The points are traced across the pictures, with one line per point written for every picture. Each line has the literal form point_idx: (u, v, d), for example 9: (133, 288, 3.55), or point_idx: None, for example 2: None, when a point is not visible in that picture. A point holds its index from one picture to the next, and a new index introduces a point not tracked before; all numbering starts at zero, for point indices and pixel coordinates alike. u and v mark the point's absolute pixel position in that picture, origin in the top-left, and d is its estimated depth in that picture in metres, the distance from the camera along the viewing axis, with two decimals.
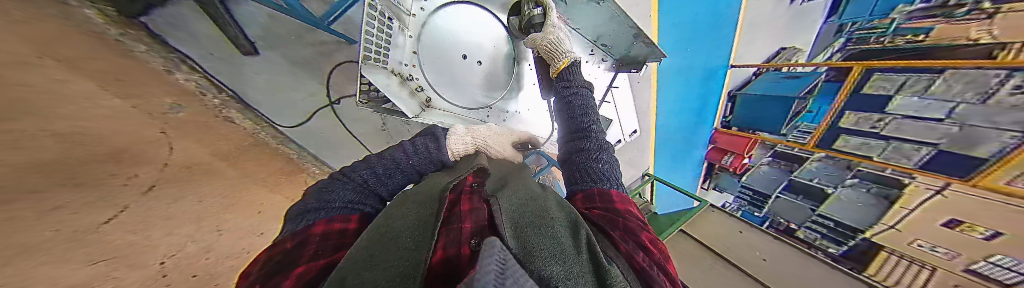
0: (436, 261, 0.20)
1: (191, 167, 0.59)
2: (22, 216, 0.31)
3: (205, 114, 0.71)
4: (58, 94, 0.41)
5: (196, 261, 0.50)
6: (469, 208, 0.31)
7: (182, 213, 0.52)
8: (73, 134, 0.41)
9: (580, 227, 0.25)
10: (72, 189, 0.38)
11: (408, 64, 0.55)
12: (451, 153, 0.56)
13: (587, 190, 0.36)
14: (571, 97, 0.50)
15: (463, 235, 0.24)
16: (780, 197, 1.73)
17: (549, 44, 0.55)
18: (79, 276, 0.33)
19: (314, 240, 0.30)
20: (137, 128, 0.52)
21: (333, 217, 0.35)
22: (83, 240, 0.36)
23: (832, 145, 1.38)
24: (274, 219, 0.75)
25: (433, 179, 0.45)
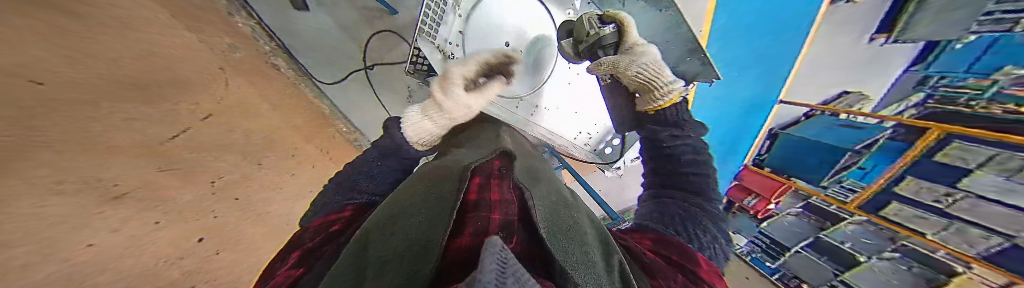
0: (457, 245, 0.20)
1: (241, 104, 0.65)
2: (46, 125, 0.33)
3: (257, 58, 0.76)
4: (126, 21, 0.48)
5: (239, 187, 0.57)
6: (499, 197, 0.29)
7: (229, 144, 0.58)
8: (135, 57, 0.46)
9: (612, 253, 0.23)
10: (126, 104, 0.42)
11: (453, 42, 0.57)
12: (412, 141, 0.54)
13: (652, 233, 0.33)
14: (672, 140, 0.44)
15: (490, 225, 0.23)
16: None
17: (644, 75, 0.48)
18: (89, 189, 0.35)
19: (309, 228, 0.34)
20: (197, 61, 0.58)
21: (336, 209, 0.39)
22: (121, 152, 0.40)
23: None
24: (307, 165, 0.82)
25: (463, 155, 0.44)
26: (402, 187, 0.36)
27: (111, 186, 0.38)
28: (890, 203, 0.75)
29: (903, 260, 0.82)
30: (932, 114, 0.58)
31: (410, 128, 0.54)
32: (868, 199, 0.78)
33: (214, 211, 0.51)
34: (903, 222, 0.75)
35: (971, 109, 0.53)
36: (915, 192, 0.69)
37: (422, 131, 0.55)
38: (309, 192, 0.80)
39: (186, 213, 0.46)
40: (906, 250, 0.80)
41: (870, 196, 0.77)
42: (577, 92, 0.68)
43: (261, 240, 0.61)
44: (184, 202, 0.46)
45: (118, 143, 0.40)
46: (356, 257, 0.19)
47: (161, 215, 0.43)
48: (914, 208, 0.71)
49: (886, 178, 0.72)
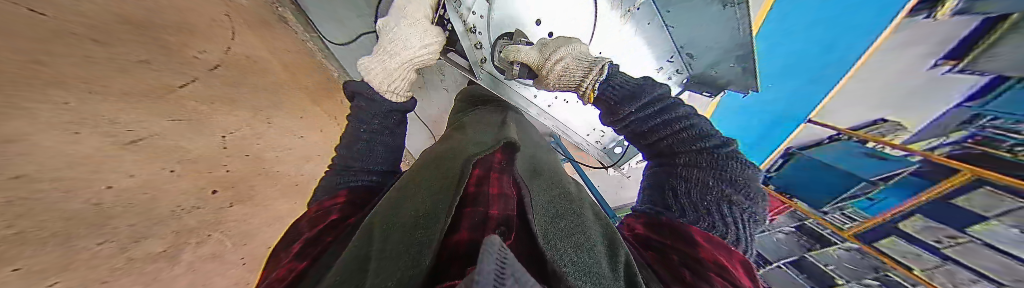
0: (455, 241, 0.18)
1: (249, 57, 0.62)
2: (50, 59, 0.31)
3: (263, 10, 0.71)
4: None
5: (249, 144, 0.56)
6: (498, 190, 0.26)
7: (240, 98, 0.56)
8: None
9: (620, 253, 0.21)
10: (131, 44, 0.40)
11: (477, 13, 0.49)
12: (378, 90, 0.50)
13: (647, 221, 0.32)
14: (650, 129, 0.36)
15: (489, 220, 0.21)
16: None
17: (558, 78, 0.45)
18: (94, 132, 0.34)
19: (305, 219, 0.34)
20: (201, 6, 0.54)
21: (332, 194, 0.39)
22: (137, 97, 0.39)
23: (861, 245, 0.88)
24: (317, 128, 0.80)
25: (466, 138, 0.42)
26: (403, 180, 0.34)
27: (123, 131, 0.37)
28: (889, 237, 0.75)
29: None
30: (965, 154, 0.53)
31: (373, 73, 0.51)
32: (867, 229, 0.78)
33: (225, 165, 0.51)
34: (898, 259, 0.77)
35: (1010, 154, 0.48)
36: (919, 231, 0.69)
37: (387, 80, 0.52)
38: (317, 155, 0.79)
39: (198, 164, 0.47)
40: (887, 280, 0.83)
41: (872, 227, 0.77)
42: None
43: (273, 196, 0.63)
44: (197, 155, 0.46)
45: (121, 86, 0.38)
46: (358, 257, 0.18)
47: (173, 164, 0.43)
48: (915, 246, 0.72)
49: (893, 212, 0.71)
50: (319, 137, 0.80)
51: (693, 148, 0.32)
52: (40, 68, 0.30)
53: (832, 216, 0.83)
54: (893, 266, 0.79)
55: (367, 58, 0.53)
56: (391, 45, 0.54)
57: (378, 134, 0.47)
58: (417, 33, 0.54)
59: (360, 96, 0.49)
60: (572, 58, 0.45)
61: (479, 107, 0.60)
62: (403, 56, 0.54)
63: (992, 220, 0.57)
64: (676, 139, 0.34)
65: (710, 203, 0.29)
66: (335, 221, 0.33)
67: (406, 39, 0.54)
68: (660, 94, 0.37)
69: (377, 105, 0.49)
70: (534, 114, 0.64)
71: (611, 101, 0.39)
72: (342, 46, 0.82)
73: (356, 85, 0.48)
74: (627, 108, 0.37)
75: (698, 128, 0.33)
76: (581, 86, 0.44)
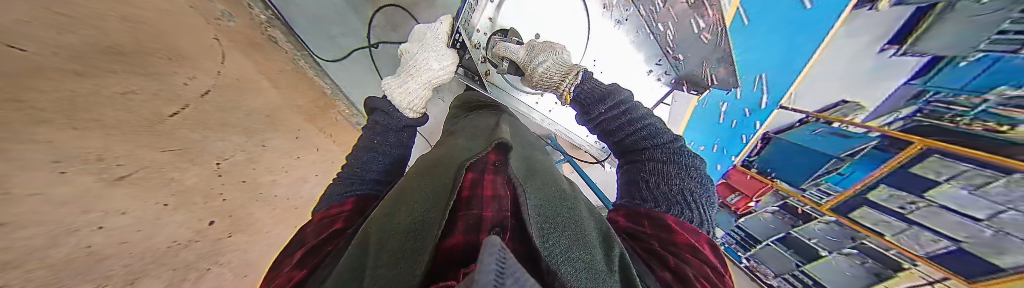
0: (450, 245, 0.18)
1: (240, 80, 0.60)
2: (30, 98, 0.30)
3: (254, 29, 0.70)
4: None
5: (245, 170, 0.55)
6: (492, 192, 0.26)
7: (231, 123, 0.54)
8: (120, 25, 0.42)
9: (614, 248, 0.23)
10: (119, 75, 0.39)
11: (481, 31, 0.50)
12: (398, 107, 0.53)
13: (634, 212, 0.32)
14: (615, 129, 0.41)
15: (482, 222, 0.21)
16: (768, 245, 1.32)
17: (540, 80, 0.50)
18: (83, 171, 0.32)
19: (313, 224, 0.33)
20: (190, 30, 0.53)
21: (339, 201, 0.39)
22: (129, 130, 0.38)
23: (848, 214, 0.95)
24: (311, 147, 0.78)
25: (461, 142, 0.42)
26: (398, 189, 0.33)
27: (113, 166, 0.35)
28: (861, 207, 0.90)
29: (858, 255, 1.03)
30: (915, 127, 0.64)
31: (394, 90, 0.53)
32: (840, 203, 0.94)
33: (221, 194, 0.49)
34: (869, 227, 0.92)
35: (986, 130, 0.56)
36: (884, 199, 0.84)
37: (405, 97, 0.54)
38: (316, 175, 0.78)
39: (193, 195, 0.45)
40: (863, 247, 0.99)
41: (844, 200, 0.93)
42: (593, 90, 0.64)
43: (269, 222, 0.60)
44: (191, 185, 0.44)
45: (110, 120, 0.36)
46: (354, 269, 0.18)
47: (167, 197, 0.41)
48: (882, 214, 0.87)
49: (862, 184, 0.85)
50: (313, 157, 0.79)
51: (649, 143, 0.38)
52: (23, 106, 0.29)
53: (812, 192, 0.99)
54: (870, 235, 0.93)
55: (390, 76, 0.56)
56: (411, 66, 0.56)
57: (388, 146, 0.49)
58: (435, 57, 0.56)
59: (379, 112, 0.51)
60: (551, 64, 0.49)
61: (474, 112, 0.58)
62: (420, 76, 0.55)
63: (944, 183, 0.71)
64: (637, 136, 0.39)
65: (672, 191, 0.32)
66: (338, 230, 0.32)
67: (427, 61, 0.56)
68: (628, 98, 0.43)
69: (395, 121, 0.51)
70: (537, 120, 0.65)
71: (581, 104, 0.45)
72: (334, 62, 0.83)
73: (375, 102, 0.51)
74: (598, 108, 0.43)
75: (654, 125, 0.39)
76: (560, 89, 0.49)
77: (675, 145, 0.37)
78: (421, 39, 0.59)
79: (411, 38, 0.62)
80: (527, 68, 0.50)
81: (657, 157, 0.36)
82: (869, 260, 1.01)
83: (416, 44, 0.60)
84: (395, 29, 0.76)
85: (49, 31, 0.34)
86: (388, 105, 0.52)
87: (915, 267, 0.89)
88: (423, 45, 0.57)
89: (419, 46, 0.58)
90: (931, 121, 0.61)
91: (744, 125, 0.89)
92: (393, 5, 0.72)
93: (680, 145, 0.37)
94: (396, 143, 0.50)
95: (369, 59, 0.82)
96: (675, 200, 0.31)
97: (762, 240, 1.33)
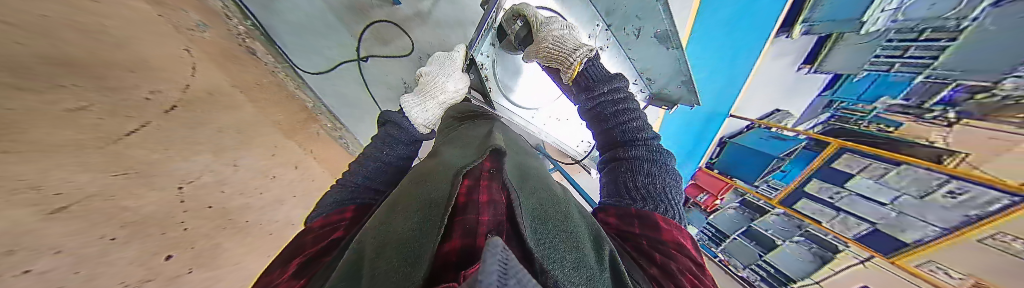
0: (447, 251, 0.18)
1: (211, 94, 0.56)
2: None
3: (228, 40, 0.67)
4: None
5: (213, 193, 0.50)
6: (487, 197, 0.26)
7: (200, 140, 0.50)
8: (93, 34, 0.39)
9: (606, 245, 0.23)
10: (85, 89, 0.35)
11: (484, 54, 0.58)
12: (413, 122, 0.55)
13: (623, 209, 0.34)
14: (613, 111, 0.44)
15: (479, 227, 0.21)
16: (735, 239, 1.54)
17: (551, 47, 0.51)
18: (19, 201, 0.27)
19: (312, 232, 0.32)
20: (160, 39, 0.49)
21: (336, 209, 0.37)
22: (86, 151, 0.34)
23: (793, 205, 1.21)
24: (287, 165, 0.73)
25: (455, 151, 0.42)
26: (394, 198, 0.32)
27: (51, 196, 0.30)
28: (801, 201, 1.19)
29: (804, 242, 1.31)
30: (833, 129, 0.99)
31: (412, 109, 0.56)
32: (787, 195, 1.20)
33: (183, 222, 0.44)
34: (810, 215, 1.20)
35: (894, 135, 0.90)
36: (816, 190, 1.12)
37: (422, 115, 0.58)
38: (292, 197, 0.74)
39: (147, 225, 0.39)
40: (809, 234, 1.27)
41: (789, 193, 1.19)
42: (565, 104, 0.70)
43: (238, 253, 0.54)
44: (147, 215, 0.39)
45: (60, 141, 0.31)
46: (346, 276, 0.17)
47: (116, 229, 0.35)
48: (817, 204, 1.15)
49: (801, 179, 1.12)
50: (290, 174, 0.74)
51: (633, 136, 0.41)
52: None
53: (765, 188, 1.23)
54: (812, 223, 1.20)
55: (408, 96, 0.58)
56: (428, 87, 0.60)
57: (393, 158, 0.48)
58: (454, 80, 0.61)
59: (393, 124, 0.52)
60: (565, 31, 0.53)
61: (467, 122, 0.56)
62: (437, 96, 0.60)
63: (857, 175, 0.99)
64: (626, 127, 0.42)
65: (655, 188, 0.35)
66: (336, 239, 0.31)
67: (442, 83, 0.60)
68: (615, 87, 0.46)
69: (406, 135, 0.52)
70: (534, 132, 0.68)
71: (585, 80, 0.49)
72: (318, 75, 0.84)
73: (389, 115, 0.52)
74: (601, 88, 0.46)
75: (637, 121, 0.42)
76: (567, 61, 0.50)
77: (651, 142, 0.40)
78: (439, 62, 0.63)
79: (429, 63, 0.64)
80: (537, 35, 0.53)
81: (640, 155, 0.38)
82: (812, 244, 1.29)
83: (434, 67, 0.62)
84: (383, 42, 0.78)
85: (28, 40, 0.31)
86: (403, 118, 0.53)
87: (848, 248, 1.19)
88: (444, 64, 0.62)
89: (437, 65, 0.62)
90: (842, 124, 0.97)
91: (710, 122, 1.04)
92: (384, 21, 0.75)
93: (656, 145, 0.40)
94: (401, 154, 0.50)
95: (358, 72, 0.83)
96: (659, 199, 0.33)
97: (730, 235, 1.55)
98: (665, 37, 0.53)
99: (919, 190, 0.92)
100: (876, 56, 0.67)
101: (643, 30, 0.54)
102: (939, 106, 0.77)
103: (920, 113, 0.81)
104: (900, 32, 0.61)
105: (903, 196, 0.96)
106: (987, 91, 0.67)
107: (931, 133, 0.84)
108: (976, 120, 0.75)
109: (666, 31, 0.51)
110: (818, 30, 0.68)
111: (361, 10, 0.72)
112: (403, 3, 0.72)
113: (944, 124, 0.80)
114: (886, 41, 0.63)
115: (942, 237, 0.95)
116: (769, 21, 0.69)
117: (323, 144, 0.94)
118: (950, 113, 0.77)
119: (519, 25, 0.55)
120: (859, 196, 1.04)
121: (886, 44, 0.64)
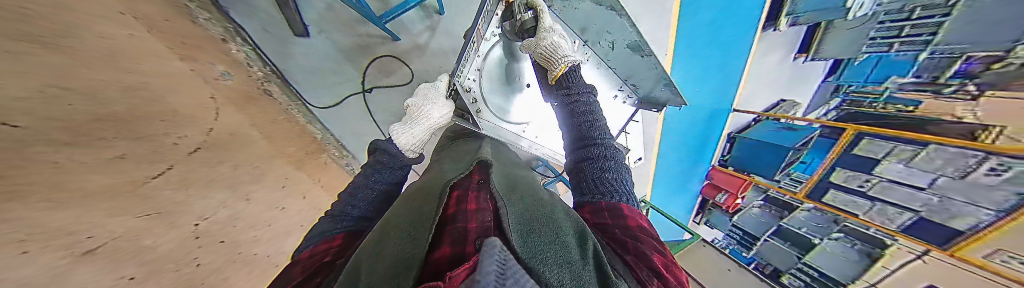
0: (437, 258, 0.19)
1: (233, 134, 0.62)
2: (40, 168, 0.29)
3: (249, 84, 0.75)
4: (127, 55, 0.45)
5: (225, 228, 0.53)
6: (476, 206, 0.28)
7: (217, 177, 0.54)
8: (141, 89, 0.45)
9: (589, 237, 0.24)
10: (126, 140, 0.40)
11: (471, 78, 0.59)
12: (401, 147, 0.57)
13: (595, 203, 0.34)
14: (586, 109, 0.47)
15: (467, 234, 0.22)
16: (767, 241, 1.47)
17: (546, 48, 0.51)
18: (56, 246, 0.29)
19: (304, 259, 0.32)
20: (192, 90, 0.56)
21: (327, 237, 0.39)
22: (121, 195, 0.37)
23: (823, 198, 1.16)
24: (294, 195, 0.77)
25: (445, 166, 0.44)
26: (387, 217, 0.33)
27: (82, 240, 0.32)
28: (830, 190, 1.12)
29: (846, 238, 1.25)
30: (845, 115, 1.02)
31: (398, 133, 0.57)
32: (812, 188, 1.15)
33: (196, 258, 0.46)
34: (845, 209, 1.15)
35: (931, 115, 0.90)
36: (844, 180, 1.07)
37: (410, 139, 0.58)
38: (299, 226, 0.77)
39: (163, 264, 0.41)
40: (848, 229, 1.21)
41: (813, 186, 1.14)
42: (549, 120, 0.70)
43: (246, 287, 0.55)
44: (163, 253, 0.41)
45: (93, 188, 0.34)
46: None
47: (134, 269, 0.37)
48: (851, 195, 1.09)
49: (822, 169, 1.08)
50: (297, 204, 0.78)
51: (595, 135, 0.43)
52: (45, 176, 0.30)
53: (786, 182, 1.19)
54: (848, 217, 1.16)
55: (397, 124, 0.59)
56: (416, 115, 0.61)
57: (383, 184, 0.51)
58: (436, 107, 0.63)
59: (383, 152, 0.54)
60: (557, 36, 0.53)
61: (460, 139, 0.65)
62: (423, 122, 0.60)
63: (885, 160, 0.95)
64: (589, 127, 0.44)
65: (615, 182, 0.36)
66: (327, 262, 0.32)
67: (429, 112, 0.61)
68: (590, 93, 0.49)
69: (395, 160, 0.54)
70: (525, 146, 0.68)
71: (567, 81, 0.51)
72: (325, 109, 0.90)
73: (381, 143, 0.55)
74: (573, 90, 0.49)
75: (598, 122, 0.45)
76: (552, 63, 0.52)
77: (607, 141, 0.43)
78: (425, 90, 0.66)
79: (415, 95, 0.67)
80: (542, 31, 0.53)
81: (602, 154, 0.40)
82: (855, 240, 1.23)
83: (422, 99, 0.63)
84: (385, 75, 0.85)
85: (95, 100, 0.37)
86: (391, 145, 0.56)
87: (897, 243, 1.13)
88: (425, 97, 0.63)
89: (423, 96, 0.64)
90: (853, 108, 1.00)
91: (712, 117, 1.05)
92: (388, 56, 0.82)
93: (611, 143, 0.43)
94: (391, 180, 0.52)
95: (363, 104, 0.90)
96: (619, 191, 0.35)
97: (760, 237, 1.48)
98: (638, 47, 0.56)
99: (957, 171, 0.87)
100: (872, 39, 0.69)
101: (617, 42, 0.58)
102: (957, 80, 0.78)
103: (939, 90, 0.83)
104: (890, 14, 0.63)
105: (941, 178, 0.91)
106: (1002, 60, 0.68)
107: (957, 108, 0.86)
108: (999, 90, 0.76)
109: (638, 41, 0.54)
110: (804, 21, 0.71)
111: (366, 47, 0.80)
112: (404, 38, 0.80)
113: (970, 99, 0.82)
114: (877, 23, 0.65)
115: (998, 222, 0.90)
116: (754, 16, 0.73)
117: (330, 172, 1.00)
118: (969, 86, 0.78)
119: (529, 15, 0.55)
120: (892, 182, 1.00)
121: (881, 26, 0.66)
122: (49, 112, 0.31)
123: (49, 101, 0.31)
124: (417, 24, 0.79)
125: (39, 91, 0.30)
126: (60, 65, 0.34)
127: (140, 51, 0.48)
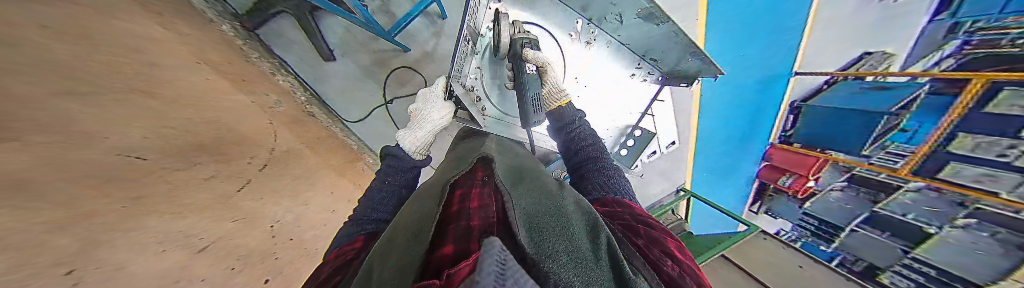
0: (440, 255, 0.19)
1: (289, 152, 0.74)
2: (150, 190, 0.39)
3: (297, 110, 0.88)
4: (205, 96, 0.57)
5: (292, 228, 0.64)
6: (479, 203, 0.28)
7: (281, 188, 0.65)
8: (219, 121, 0.56)
9: (599, 230, 0.23)
10: (214, 162, 0.51)
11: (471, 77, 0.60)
12: (408, 150, 0.63)
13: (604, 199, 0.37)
14: (586, 135, 0.55)
15: (471, 232, 0.22)
16: (855, 231, 1.19)
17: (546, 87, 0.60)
18: (174, 246, 0.39)
19: (328, 263, 0.36)
20: (255, 118, 0.68)
21: (350, 240, 0.43)
22: (218, 204, 0.48)
23: (936, 175, 0.93)
24: (341, 199, 0.89)
25: (449, 167, 0.45)
26: (397, 219, 0.36)
27: (195, 240, 0.43)
28: (950, 165, 0.89)
29: (979, 226, 0.93)
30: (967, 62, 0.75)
31: (404, 137, 0.64)
32: (919, 163, 0.94)
33: (274, 253, 0.57)
34: (965, 185, 0.90)
35: None
36: (971, 148, 0.84)
37: (414, 142, 0.64)
38: None
39: (253, 257, 0.51)
40: (983, 214, 0.91)
41: (923, 158, 0.92)
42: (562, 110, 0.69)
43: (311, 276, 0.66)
44: (251, 248, 0.52)
45: (198, 200, 0.45)
46: None
47: (234, 261, 0.47)
48: (978, 166, 0.85)
49: (937, 135, 0.87)
50: (345, 208, 0.90)
51: (594, 153, 0.50)
52: (154, 195, 0.39)
53: (879, 158, 0.99)
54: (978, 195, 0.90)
55: (403, 130, 0.66)
56: (418, 119, 0.67)
57: (398, 186, 0.56)
58: (436, 108, 0.68)
59: (391, 156, 0.60)
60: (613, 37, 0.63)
61: (464, 140, 0.61)
62: (425, 126, 0.66)
63: None
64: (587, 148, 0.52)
65: (616, 187, 0.41)
66: (347, 261, 0.35)
67: (428, 115, 0.67)
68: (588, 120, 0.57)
69: (402, 163, 0.60)
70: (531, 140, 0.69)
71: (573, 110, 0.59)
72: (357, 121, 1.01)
73: (391, 149, 0.60)
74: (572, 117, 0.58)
75: (596, 144, 0.52)
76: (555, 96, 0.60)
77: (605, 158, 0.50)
78: (423, 97, 0.71)
79: (417, 100, 0.72)
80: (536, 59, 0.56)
81: (599, 168, 0.46)
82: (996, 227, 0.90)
83: (422, 102, 0.70)
84: (402, 84, 0.91)
85: (186, 134, 0.48)
86: (399, 149, 0.62)
87: None
88: (426, 101, 0.69)
89: (422, 101, 0.70)
90: (985, 51, 0.72)
91: (768, 85, 0.95)
92: (403, 67, 0.89)
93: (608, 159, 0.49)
94: (401, 183, 0.57)
95: (387, 114, 0.98)
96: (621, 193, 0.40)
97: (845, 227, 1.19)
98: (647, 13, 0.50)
99: None
100: None
101: (624, 13, 0.54)
102: None
103: None
104: None
105: None
106: None
107: None
108: None
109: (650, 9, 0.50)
110: None
111: (383, 61, 0.89)
112: (413, 48, 0.87)
113: None
114: None
115: None
116: None
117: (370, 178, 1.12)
118: None
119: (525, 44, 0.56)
120: None
121: None
122: (149, 146, 0.41)
123: (150, 138, 0.41)
124: (423, 34, 0.86)
125: (142, 131, 0.40)
126: (155, 111, 0.44)
127: (214, 91, 0.60)
